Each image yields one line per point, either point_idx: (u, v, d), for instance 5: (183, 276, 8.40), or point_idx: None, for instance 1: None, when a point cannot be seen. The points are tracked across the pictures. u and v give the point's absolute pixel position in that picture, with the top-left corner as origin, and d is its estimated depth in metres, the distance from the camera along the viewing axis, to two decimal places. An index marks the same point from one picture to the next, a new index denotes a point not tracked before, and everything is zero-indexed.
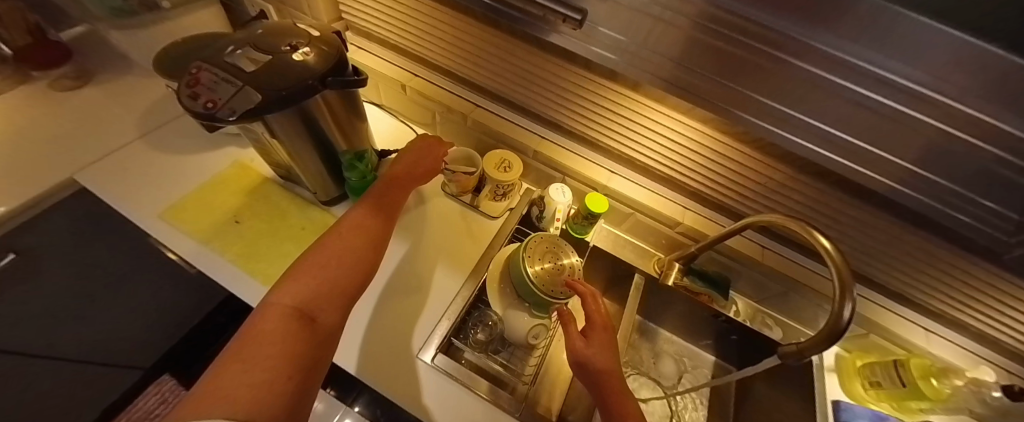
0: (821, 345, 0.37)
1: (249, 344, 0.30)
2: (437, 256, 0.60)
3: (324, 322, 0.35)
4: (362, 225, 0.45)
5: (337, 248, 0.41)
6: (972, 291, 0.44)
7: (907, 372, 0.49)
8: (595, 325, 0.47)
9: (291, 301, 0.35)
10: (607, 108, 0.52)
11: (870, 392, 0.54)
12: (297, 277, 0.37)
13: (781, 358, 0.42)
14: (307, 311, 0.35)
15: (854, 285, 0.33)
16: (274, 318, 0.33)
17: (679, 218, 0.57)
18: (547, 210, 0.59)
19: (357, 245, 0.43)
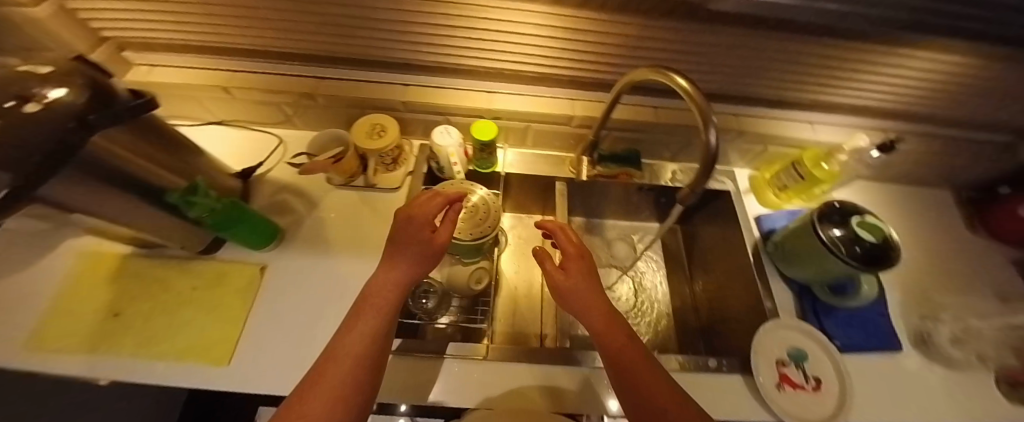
0: (704, 175, 0.38)
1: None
2: (349, 250, 0.55)
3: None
4: (377, 296, 0.35)
5: (353, 332, 0.32)
6: (830, 71, 0.48)
7: (802, 166, 0.55)
8: (571, 260, 0.46)
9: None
10: (451, 27, 0.46)
11: (781, 195, 0.61)
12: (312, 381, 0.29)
13: (682, 201, 0.44)
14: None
15: (709, 108, 0.32)
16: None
17: (571, 113, 0.55)
18: (441, 159, 0.55)
19: (375, 324, 0.33)
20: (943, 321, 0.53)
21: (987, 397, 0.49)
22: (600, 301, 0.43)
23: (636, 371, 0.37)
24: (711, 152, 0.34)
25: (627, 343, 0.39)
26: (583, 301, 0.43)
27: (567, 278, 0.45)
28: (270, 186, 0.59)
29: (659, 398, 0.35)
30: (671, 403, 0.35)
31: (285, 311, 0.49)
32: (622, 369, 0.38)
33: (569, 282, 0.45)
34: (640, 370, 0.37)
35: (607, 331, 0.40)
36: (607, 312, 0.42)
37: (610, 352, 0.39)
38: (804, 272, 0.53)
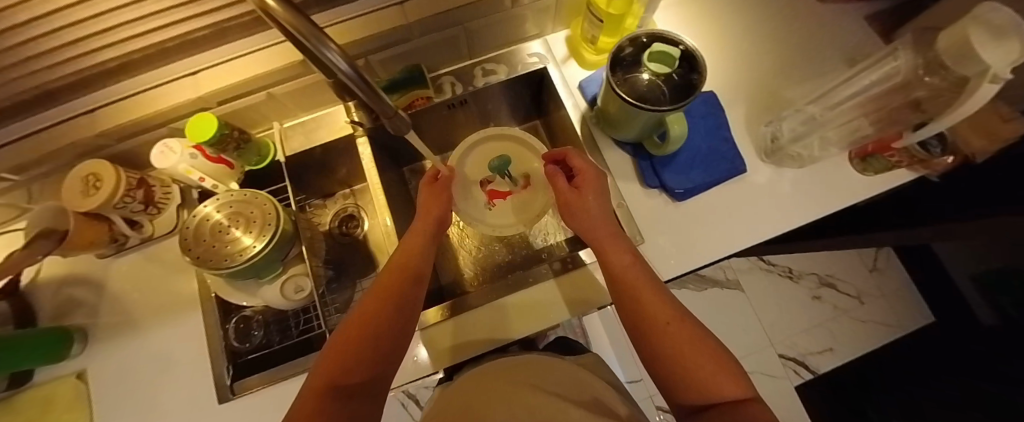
0: (381, 105, 0.26)
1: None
2: (154, 304, 0.48)
3: (350, 393, 0.34)
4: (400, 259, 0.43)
5: (380, 300, 0.38)
6: None
7: (595, 7, 0.44)
8: (586, 178, 0.41)
9: (321, 376, 0.33)
10: (69, 45, 0.32)
11: (597, 50, 0.52)
12: (341, 341, 0.36)
13: (399, 129, 0.32)
14: (334, 386, 0.33)
15: (320, 37, 0.15)
16: (304, 395, 0.33)
17: (294, 57, 0.42)
18: (187, 181, 0.45)
19: (388, 301, 0.39)
20: (787, 118, 0.48)
21: (832, 180, 0.48)
22: (607, 225, 0.39)
23: (639, 290, 0.35)
24: (352, 77, 0.19)
25: (634, 268, 0.37)
26: (586, 226, 0.40)
27: (579, 198, 0.40)
28: (40, 289, 0.50)
29: (659, 316, 0.33)
30: (669, 318, 0.33)
31: (113, 404, 0.46)
32: (622, 288, 0.36)
33: (573, 213, 0.40)
34: (633, 284, 0.36)
35: (608, 253, 0.38)
36: (612, 233, 0.39)
37: (614, 277, 0.37)
38: (630, 132, 0.46)
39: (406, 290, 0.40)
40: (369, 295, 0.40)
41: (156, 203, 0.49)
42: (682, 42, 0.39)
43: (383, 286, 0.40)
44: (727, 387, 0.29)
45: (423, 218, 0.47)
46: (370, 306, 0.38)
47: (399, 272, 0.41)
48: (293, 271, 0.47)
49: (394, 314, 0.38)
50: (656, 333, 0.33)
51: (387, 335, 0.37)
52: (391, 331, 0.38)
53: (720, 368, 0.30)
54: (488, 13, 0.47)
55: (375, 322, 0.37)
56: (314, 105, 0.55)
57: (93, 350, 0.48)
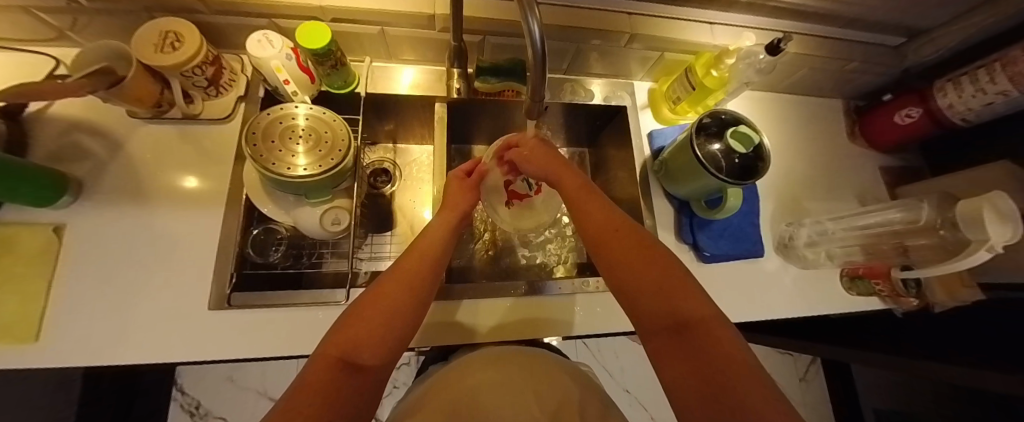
0: (539, 81, 0.30)
1: (301, 396, 0.24)
2: (178, 187, 0.46)
3: (368, 371, 0.28)
4: (428, 240, 0.39)
5: (401, 274, 0.34)
6: None
7: (693, 74, 0.51)
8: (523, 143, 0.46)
9: (337, 345, 0.28)
10: None
11: (675, 109, 0.59)
12: (357, 314, 0.30)
13: (532, 111, 0.35)
14: (353, 360, 0.27)
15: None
16: (313, 366, 0.26)
17: (427, 10, 0.45)
18: (268, 77, 0.44)
19: (409, 284, 0.34)
20: (805, 225, 0.56)
21: (827, 289, 0.55)
22: (557, 160, 0.43)
23: (586, 209, 0.37)
24: (537, 50, 0.26)
25: (587, 192, 0.39)
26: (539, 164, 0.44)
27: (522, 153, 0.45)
28: (51, 123, 0.46)
29: (606, 227, 0.34)
30: (616, 225, 0.34)
31: (84, 272, 0.41)
32: (577, 202, 0.38)
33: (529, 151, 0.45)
34: (579, 198, 0.38)
35: (564, 178, 0.41)
36: (561, 163, 0.43)
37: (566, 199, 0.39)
38: (683, 189, 0.52)
39: (426, 281, 0.35)
40: (387, 276, 0.34)
41: (220, 85, 0.49)
42: (759, 134, 0.45)
43: (405, 270, 0.35)
44: (685, 302, 0.28)
45: (447, 211, 0.43)
46: (389, 287, 0.33)
47: (420, 257, 0.37)
48: (337, 203, 0.45)
49: (414, 301, 0.33)
50: (609, 247, 0.33)
51: (402, 325, 0.32)
52: (411, 320, 0.32)
53: (670, 280, 0.30)
54: (601, 45, 0.53)
55: (393, 309, 0.31)
56: (407, 58, 0.57)
57: (84, 206, 0.44)
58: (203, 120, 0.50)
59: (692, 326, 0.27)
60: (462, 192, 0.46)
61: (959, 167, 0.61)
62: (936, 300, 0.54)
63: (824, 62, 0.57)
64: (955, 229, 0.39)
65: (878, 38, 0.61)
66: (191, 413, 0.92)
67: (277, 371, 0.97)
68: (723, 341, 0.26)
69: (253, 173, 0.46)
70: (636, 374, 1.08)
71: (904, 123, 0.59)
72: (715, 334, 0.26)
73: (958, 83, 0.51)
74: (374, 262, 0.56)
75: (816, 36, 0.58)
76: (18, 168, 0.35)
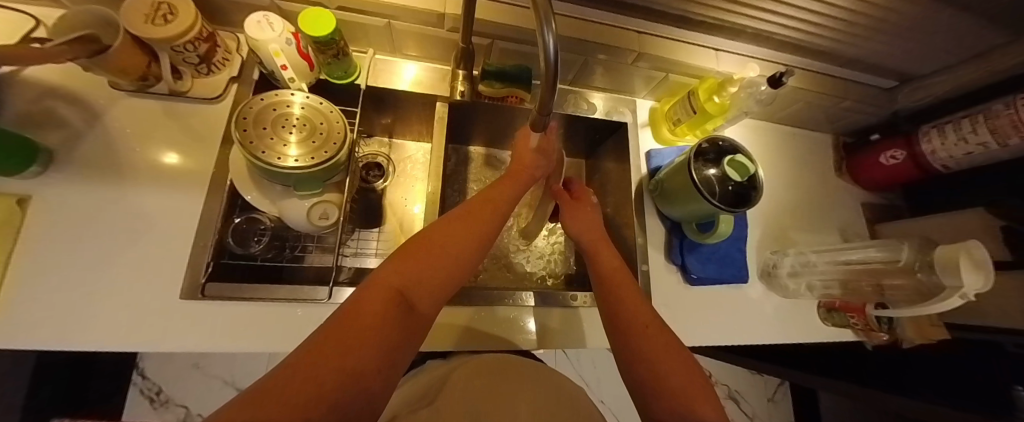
0: (549, 96, 0.30)
1: (357, 317, 0.23)
2: (158, 164, 0.44)
3: (419, 312, 0.27)
4: (493, 194, 0.37)
5: (465, 220, 0.32)
6: None
7: (696, 98, 0.52)
8: (582, 191, 0.52)
9: (398, 277, 0.27)
10: None
11: (675, 131, 0.59)
12: (420, 251, 0.29)
13: (538, 125, 0.36)
14: (409, 296, 0.26)
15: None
16: (372, 287, 0.25)
17: (438, 8, 0.45)
18: (265, 60, 0.42)
19: (476, 231, 0.32)
20: (789, 255, 0.58)
21: (804, 318, 0.57)
22: (599, 231, 0.46)
23: (624, 294, 0.37)
24: (551, 63, 0.26)
25: (624, 274, 0.40)
26: (584, 228, 0.46)
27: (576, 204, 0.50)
28: (22, 86, 0.43)
29: (638, 320, 0.34)
30: (648, 321, 0.34)
31: (46, 248, 0.38)
32: (611, 284, 0.39)
33: (577, 216, 0.48)
34: (618, 281, 0.39)
35: (603, 255, 0.43)
36: (601, 236, 0.46)
37: (601, 273, 0.41)
38: (677, 211, 0.53)
39: (489, 229, 0.34)
40: (451, 219, 0.32)
41: (212, 63, 0.47)
42: (755, 165, 0.46)
43: (473, 217, 0.33)
44: (702, 405, 0.28)
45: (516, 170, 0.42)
46: (456, 229, 0.31)
47: (489, 209, 0.35)
48: (327, 197, 0.44)
49: (478, 250, 0.32)
50: (633, 335, 0.33)
51: (461, 275, 0.30)
52: (471, 263, 0.31)
53: (689, 380, 0.30)
54: (608, 61, 0.53)
55: (457, 254, 0.30)
56: (412, 54, 0.55)
57: (52, 178, 0.41)
58: (191, 99, 0.48)
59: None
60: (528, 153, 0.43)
61: (935, 209, 0.64)
62: (906, 337, 0.56)
63: (820, 98, 0.58)
64: (931, 272, 0.41)
65: (872, 80, 0.63)
66: (150, 399, 0.88)
67: (246, 359, 0.94)
68: None
69: (240, 159, 0.44)
70: (613, 385, 1.09)
71: (890, 164, 0.61)
72: None
73: (942, 131, 0.53)
74: (358, 258, 0.55)
75: (814, 72, 0.59)
76: None
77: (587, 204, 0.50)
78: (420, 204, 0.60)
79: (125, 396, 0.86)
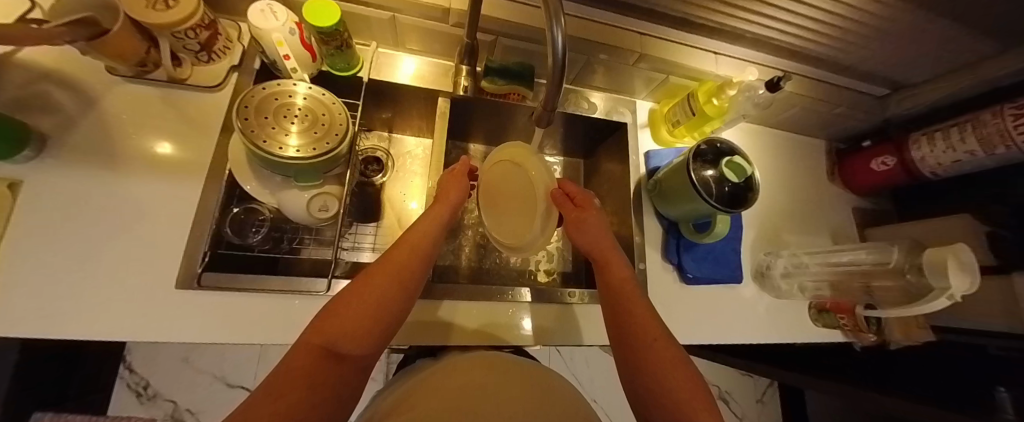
0: (554, 90, 0.30)
1: (276, 384, 0.24)
2: (155, 152, 0.44)
3: (348, 362, 0.28)
4: (420, 231, 0.38)
5: (387, 264, 0.34)
6: None
7: (695, 100, 0.53)
8: (584, 199, 0.47)
9: (320, 335, 0.28)
10: None
11: (673, 132, 0.60)
12: (342, 302, 0.30)
13: (541, 120, 0.36)
14: (335, 349, 0.27)
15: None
16: (295, 353, 0.26)
17: (443, 3, 0.45)
18: (268, 50, 0.42)
19: (395, 274, 0.33)
20: (782, 257, 0.59)
21: (796, 319, 0.58)
22: (607, 240, 0.44)
23: (636, 307, 0.37)
24: (558, 59, 0.27)
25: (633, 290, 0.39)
26: (590, 240, 0.44)
27: (580, 214, 0.45)
28: (17, 70, 0.42)
29: (646, 332, 0.35)
30: (657, 335, 0.34)
31: (38, 234, 0.38)
32: (618, 296, 0.39)
33: (583, 224, 0.44)
34: (627, 296, 0.39)
35: (612, 267, 0.41)
36: (611, 245, 0.44)
37: (608, 284, 0.41)
38: (674, 211, 0.53)
39: (414, 269, 0.35)
40: (375, 265, 0.34)
41: (212, 52, 0.46)
42: (752, 167, 0.47)
43: (395, 260, 0.34)
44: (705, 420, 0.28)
45: (439, 203, 0.43)
46: (375, 276, 0.32)
47: (411, 248, 0.36)
48: (327, 189, 0.44)
49: (403, 291, 0.33)
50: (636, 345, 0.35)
51: (388, 318, 0.31)
52: (399, 305, 0.32)
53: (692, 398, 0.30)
54: (610, 61, 0.53)
55: (377, 298, 0.31)
56: (414, 48, 0.55)
57: (46, 162, 0.40)
58: (190, 87, 0.47)
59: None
60: (458, 181, 0.45)
61: (922, 215, 0.65)
62: (893, 338, 0.58)
63: (815, 104, 0.60)
64: (920, 274, 0.42)
65: (865, 87, 0.65)
66: (137, 394, 0.86)
67: (236, 354, 0.92)
68: None
69: (239, 149, 0.43)
70: (607, 386, 1.09)
71: (880, 170, 0.63)
72: None
73: (931, 139, 0.55)
74: (355, 252, 0.54)
75: (809, 78, 0.61)
76: None
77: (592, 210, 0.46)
78: (417, 201, 0.60)
79: (111, 391, 0.85)
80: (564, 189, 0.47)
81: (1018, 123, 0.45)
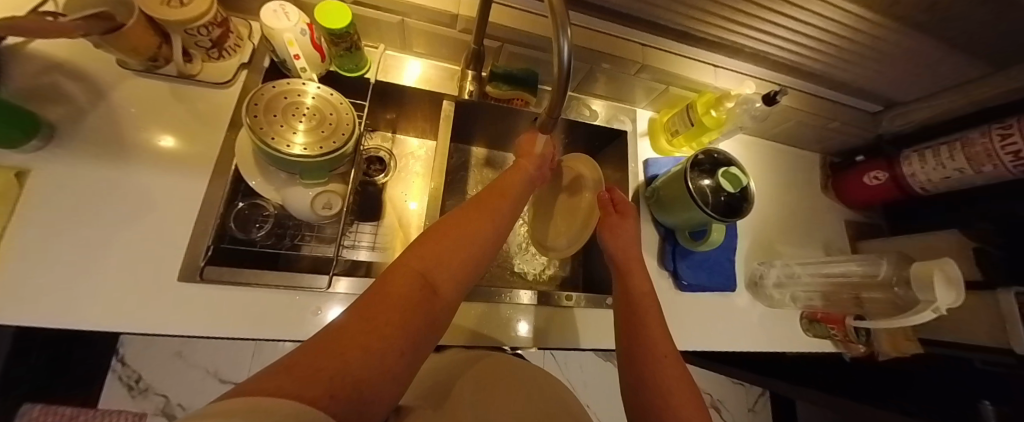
0: (559, 98, 0.32)
1: (384, 297, 0.22)
2: (161, 146, 0.44)
3: (446, 295, 0.26)
4: (506, 182, 0.38)
5: (480, 206, 0.33)
6: None
7: (694, 111, 0.54)
8: (627, 207, 0.51)
9: (419, 261, 0.26)
10: None
11: (672, 142, 0.61)
12: (439, 233, 0.29)
13: (546, 127, 0.37)
14: (434, 279, 0.26)
15: (563, 8, 0.26)
16: (398, 274, 0.24)
17: (451, 9, 0.46)
18: (279, 49, 0.43)
19: (490, 214, 0.33)
20: (775, 266, 0.60)
21: (787, 327, 0.59)
22: (635, 249, 0.47)
23: (649, 319, 0.39)
24: (563, 68, 0.28)
25: (653, 301, 0.42)
26: (619, 243, 0.48)
27: (620, 221, 0.49)
28: (30, 59, 0.43)
29: (659, 349, 0.36)
30: (666, 351, 0.36)
31: (40, 225, 0.38)
32: (637, 304, 0.41)
33: (615, 233, 0.48)
34: (641, 307, 0.41)
35: (636, 278, 0.44)
36: (638, 259, 0.47)
37: (626, 294, 0.43)
38: (672, 219, 0.54)
39: (504, 216, 0.34)
40: (467, 205, 0.33)
41: (223, 49, 0.47)
42: (747, 178, 0.48)
43: (487, 201, 0.34)
44: None
45: (526, 157, 0.43)
46: (472, 215, 0.31)
47: (502, 195, 0.36)
48: (332, 187, 0.44)
49: (495, 234, 0.32)
50: (648, 357, 0.35)
51: (484, 258, 0.30)
52: (490, 248, 0.31)
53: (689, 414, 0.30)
54: (613, 70, 0.54)
55: (478, 231, 0.30)
56: (422, 52, 0.57)
57: (52, 153, 0.40)
58: (199, 82, 0.48)
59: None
60: (538, 146, 0.44)
61: (912, 229, 0.67)
62: (881, 349, 0.59)
63: (810, 118, 0.61)
64: (908, 288, 0.43)
65: (859, 103, 0.66)
66: (129, 387, 0.85)
67: (231, 350, 0.92)
68: None
69: (245, 144, 0.44)
70: (602, 391, 1.10)
71: (872, 184, 0.64)
72: None
73: (922, 156, 0.56)
74: (356, 251, 0.55)
75: (805, 93, 0.62)
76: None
77: (628, 219, 0.50)
78: (418, 202, 0.61)
79: (102, 383, 0.84)
80: (613, 195, 0.52)
81: (1006, 144, 0.46)
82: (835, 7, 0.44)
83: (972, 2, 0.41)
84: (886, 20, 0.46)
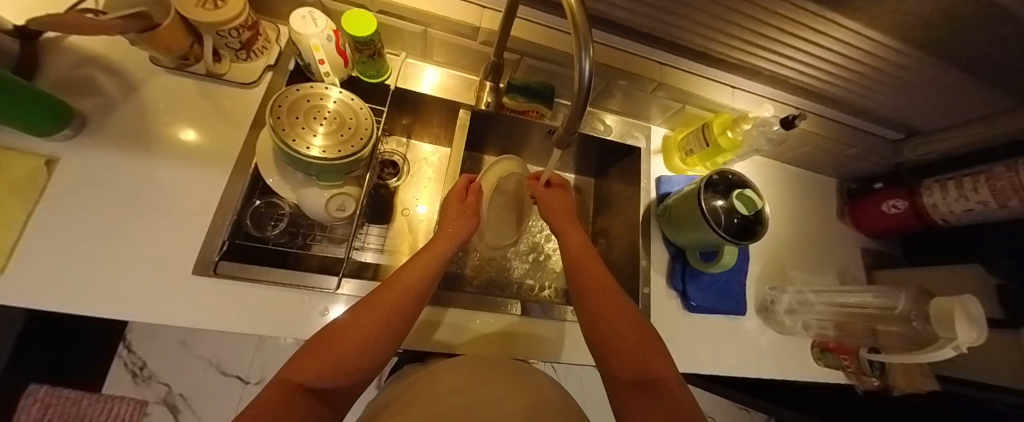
0: (576, 114, 0.32)
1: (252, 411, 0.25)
2: (185, 141, 0.45)
3: (326, 399, 0.29)
4: (418, 270, 0.39)
5: (375, 303, 0.35)
6: (745, 21, 0.44)
7: (710, 131, 0.54)
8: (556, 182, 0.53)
9: (299, 371, 0.29)
10: None
11: (686, 160, 0.61)
12: (324, 342, 0.31)
13: (561, 142, 0.37)
14: (313, 386, 0.28)
15: (587, 26, 0.26)
16: (273, 386, 0.27)
17: (474, 21, 0.47)
18: (305, 53, 0.44)
19: (386, 313, 0.34)
20: (787, 292, 0.58)
21: (800, 356, 0.57)
22: (566, 210, 0.50)
23: (586, 261, 0.44)
24: (584, 85, 0.28)
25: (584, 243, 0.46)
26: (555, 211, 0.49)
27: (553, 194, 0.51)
28: (70, 53, 0.45)
29: (600, 283, 0.41)
30: (607, 286, 0.41)
31: (64, 212, 0.39)
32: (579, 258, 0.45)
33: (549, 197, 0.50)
34: (580, 255, 0.45)
35: (567, 230, 0.48)
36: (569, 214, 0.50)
37: (564, 244, 0.46)
38: (683, 238, 0.54)
39: (402, 313, 0.36)
40: (364, 303, 0.35)
41: (250, 50, 0.48)
42: (762, 201, 0.48)
43: (384, 302, 0.35)
44: (657, 363, 0.34)
45: (442, 240, 0.44)
46: (364, 314, 0.33)
47: (402, 291, 0.36)
48: (346, 190, 0.45)
49: (388, 332, 0.34)
50: (591, 295, 0.41)
51: (374, 356, 0.33)
52: (382, 346, 0.33)
53: (651, 345, 0.36)
54: (630, 87, 0.55)
55: (367, 334, 0.32)
56: (441, 60, 0.57)
57: (82, 143, 0.42)
58: (226, 81, 0.49)
59: (657, 386, 0.33)
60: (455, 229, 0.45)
61: (930, 262, 0.65)
62: (897, 384, 0.59)
63: (827, 143, 0.61)
64: (927, 323, 0.42)
65: (879, 130, 0.66)
66: (132, 374, 0.86)
67: (234, 343, 0.93)
68: (682, 400, 0.31)
69: (266, 143, 0.45)
70: (601, 409, 1.07)
71: (890, 213, 0.63)
72: (676, 389, 0.32)
73: (944, 186, 0.55)
74: (363, 253, 0.55)
75: (823, 117, 0.62)
76: (48, 110, 0.36)
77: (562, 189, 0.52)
78: (424, 206, 0.61)
79: (108, 368, 0.84)
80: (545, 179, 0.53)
81: None
82: (857, 35, 0.44)
83: (1001, 37, 0.40)
84: (910, 48, 0.45)
